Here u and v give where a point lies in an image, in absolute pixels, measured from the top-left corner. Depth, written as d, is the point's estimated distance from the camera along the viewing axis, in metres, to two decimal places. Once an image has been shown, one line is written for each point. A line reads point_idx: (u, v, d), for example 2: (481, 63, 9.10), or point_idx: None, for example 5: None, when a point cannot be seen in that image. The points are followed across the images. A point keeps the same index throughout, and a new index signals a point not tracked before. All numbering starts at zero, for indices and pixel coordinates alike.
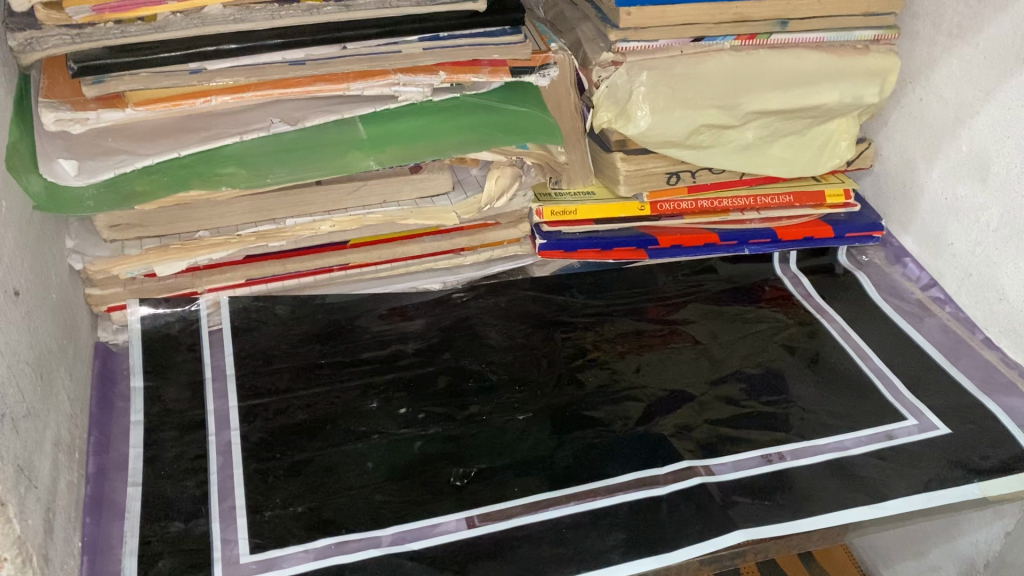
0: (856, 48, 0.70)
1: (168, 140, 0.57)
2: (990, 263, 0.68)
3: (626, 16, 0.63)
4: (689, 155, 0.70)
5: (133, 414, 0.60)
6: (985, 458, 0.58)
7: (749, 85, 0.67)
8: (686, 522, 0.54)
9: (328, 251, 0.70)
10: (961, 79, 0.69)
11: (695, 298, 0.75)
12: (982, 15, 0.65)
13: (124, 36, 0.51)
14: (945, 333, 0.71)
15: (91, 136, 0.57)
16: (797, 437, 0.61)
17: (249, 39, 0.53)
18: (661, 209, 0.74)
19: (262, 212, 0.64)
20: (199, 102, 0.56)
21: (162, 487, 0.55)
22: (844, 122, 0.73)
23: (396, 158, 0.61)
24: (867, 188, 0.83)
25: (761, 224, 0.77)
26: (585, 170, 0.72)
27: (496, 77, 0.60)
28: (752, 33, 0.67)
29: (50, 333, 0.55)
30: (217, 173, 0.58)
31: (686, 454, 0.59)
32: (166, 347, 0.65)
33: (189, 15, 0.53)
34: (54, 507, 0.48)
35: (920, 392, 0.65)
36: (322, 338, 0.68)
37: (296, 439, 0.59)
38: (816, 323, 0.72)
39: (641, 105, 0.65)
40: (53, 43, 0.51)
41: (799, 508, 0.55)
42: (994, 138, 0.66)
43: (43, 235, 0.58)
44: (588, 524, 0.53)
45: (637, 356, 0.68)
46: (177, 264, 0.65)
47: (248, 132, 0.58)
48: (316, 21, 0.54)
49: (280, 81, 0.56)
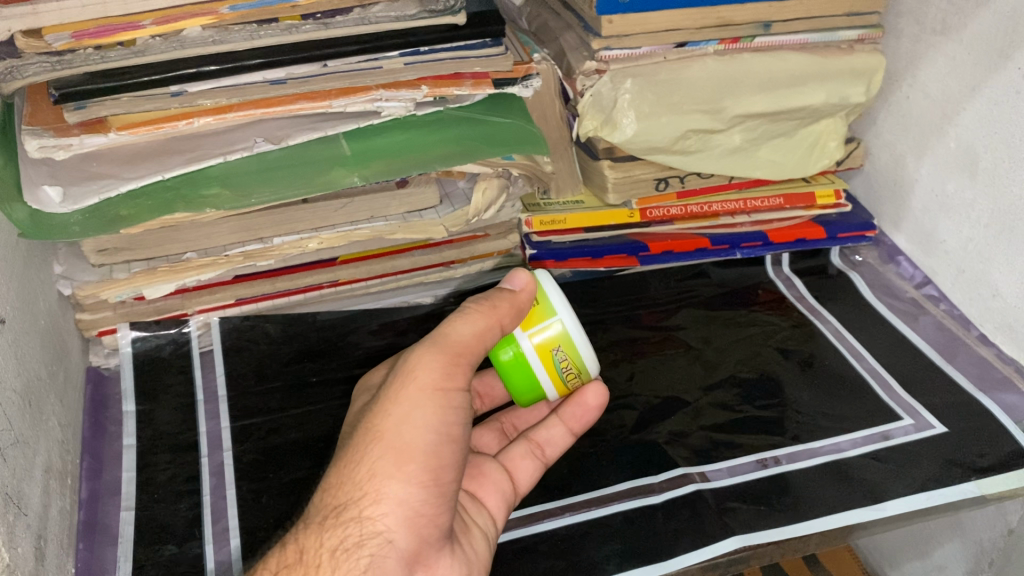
0: (840, 48, 0.70)
1: (153, 163, 0.57)
2: (982, 258, 0.67)
3: (609, 24, 0.62)
4: (678, 161, 0.70)
5: (125, 438, 0.60)
6: (982, 456, 0.58)
7: (734, 88, 0.67)
8: (681, 531, 0.53)
9: (318, 268, 0.70)
10: (947, 75, 0.68)
11: (689, 303, 0.75)
12: (963, 12, 0.65)
13: (103, 62, 0.51)
14: (940, 331, 0.70)
15: (77, 161, 0.57)
16: (793, 441, 0.60)
17: (228, 59, 0.53)
18: (651, 216, 0.74)
19: (249, 232, 0.64)
20: (181, 124, 0.55)
21: (155, 511, 0.54)
22: (831, 122, 0.73)
23: (381, 173, 0.61)
24: (858, 188, 0.83)
25: (751, 227, 0.78)
26: (573, 179, 0.73)
27: (479, 89, 0.60)
28: (736, 36, 0.66)
29: (38, 359, 0.55)
30: (203, 195, 0.59)
31: (681, 461, 0.59)
32: (158, 370, 0.66)
33: (168, 38, 0.53)
34: (46, 534, 0.48)
35: (915, 391, 0.64)
36: (314, 356, 0.68)
37: (288, 458, 0.58)
38: (811, 325, 0.72)
39: (627, 112, 0.65)
40: (34, 70, 0.51)
41: (795, 513, 0.54)
42: (981, 134, 0.65)
43: (31, 260, 0.58)
44: (584, 535, 0.53)
45: (631, 364, 0.68)
46: (165, 286, 0.65)
47: (231, 152, 0.58)
48: (296, 39, 0.54)
49: (262, 100, 0.56)
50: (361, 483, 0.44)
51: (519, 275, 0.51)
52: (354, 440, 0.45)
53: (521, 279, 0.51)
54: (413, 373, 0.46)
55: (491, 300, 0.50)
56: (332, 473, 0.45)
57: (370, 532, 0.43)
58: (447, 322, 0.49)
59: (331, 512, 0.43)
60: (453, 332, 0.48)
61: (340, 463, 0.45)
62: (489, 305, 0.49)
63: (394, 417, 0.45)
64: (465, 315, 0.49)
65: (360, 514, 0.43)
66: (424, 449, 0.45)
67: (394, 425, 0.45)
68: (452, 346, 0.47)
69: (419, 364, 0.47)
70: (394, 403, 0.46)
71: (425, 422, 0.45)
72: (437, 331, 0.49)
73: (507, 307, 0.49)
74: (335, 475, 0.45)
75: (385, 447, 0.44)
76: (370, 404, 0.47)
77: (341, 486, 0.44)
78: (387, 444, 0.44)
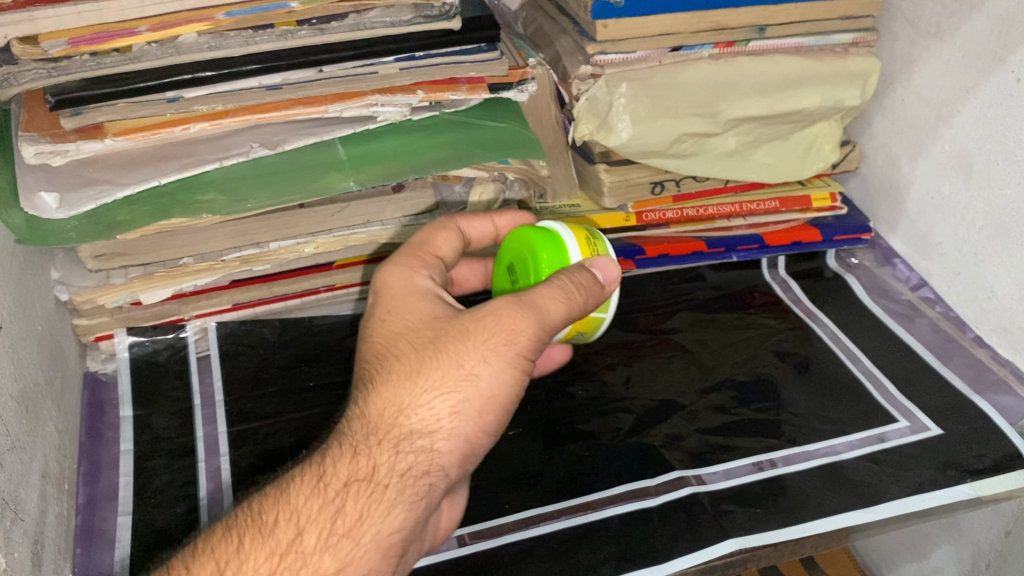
0: (835, 51, 0.70)
1: (149, 169, 0.58)
2: (977, 261, 0.68)
3: (604, 29, 0.63)
4: (674, 164, 0.70)
5: (122, 444, 0.60)
6: (977, 458, 0.58)
7: (728, 91, 0.68)
8: (678, 534, 0.53)
9: (314, 272, 0.71)
10: (941, 78, 0.68)
11: (685, 306, 0.75)
12: (957, 15, 0.66)
13: (100, 68, 0.52)
14: (936, 333, 0.70)
15: (74, 167, 0.57)
16: (789, 443, 0.60)
17: (225, 65, 0.53)
18: (647, 219, 0.74)
19: (245, 237, 0.64)
20: (177, 129, 0.56)
21: (152, 516, 0.54)
22: (827, 126, 0.73)
23: (377, 177, 0.61)
24: (853, 191, 0.83)
25: (747, 230, 0.78)
26: (569, 184, 0.72)
27: (474, 94, 0.61)
28: (731, 40, 0.67)
29: (35, 364, 0.55)
30: (199, 200, 0.58)
31: (677, 464, 0.59)
32: (155, 375, 0.66)
33: (164, 44, 0.53)
34: (43, 539, 0.48)
35: (911, 393, 0.64)
36: (310, 360, 0.68)
37: (284, 463, 0.58)
38: (807, 328, 0.72)
39: (622, 116, 0.65)
40: (30, 77, 0.51)
41: (792, 515, 0.54)
42: (976, 137, 0.66)
43: (28, 266, 0.58)
44: (581, 538, 0.53)
45: (627, 367, 0.68)
46: (162, 291, 0.65)
47: (227, 157, 0.58)
48: (291, 45, 0.54)
49: (258, 106, 0.57)
50: (439, 417, 0.42)
51: (611, 270, 0.49)
52: (438, 368, 0.43)
53: (613, 278, 0.49)
54: (515, 331, 0.44)
55: (587, 288, 0.47)
56: (405, 395, 0.42)
57: (438, 466, 0.43)
58: (549, 289, 0.45)
59: (403, 438, 0.42)
60: (557, 313, 0.45)
61: (417, 387, 0.42)
62: (590, 291, 0.47)
63: (490, 366, 0.43)
64: (572, 299, 0.46)
65: (429, 445, 0.42)
66: (503, 403, 0.44)
67: (487, 375, 0.43)
68: (552, 322, 0.45)
69: (521, 323, 0.44)
70: (491, 353, 0.43)
71: (511, 379, 0.44)
72: (535, 292, 0.45)
73: (592, 301, 0.47)
74: (409, 398, 0.42)
75: (474, 392, 0.43)
76: (449, 328, 0.44)
77: (416, 413, 0.42)
78: (476, 390, 0.43)
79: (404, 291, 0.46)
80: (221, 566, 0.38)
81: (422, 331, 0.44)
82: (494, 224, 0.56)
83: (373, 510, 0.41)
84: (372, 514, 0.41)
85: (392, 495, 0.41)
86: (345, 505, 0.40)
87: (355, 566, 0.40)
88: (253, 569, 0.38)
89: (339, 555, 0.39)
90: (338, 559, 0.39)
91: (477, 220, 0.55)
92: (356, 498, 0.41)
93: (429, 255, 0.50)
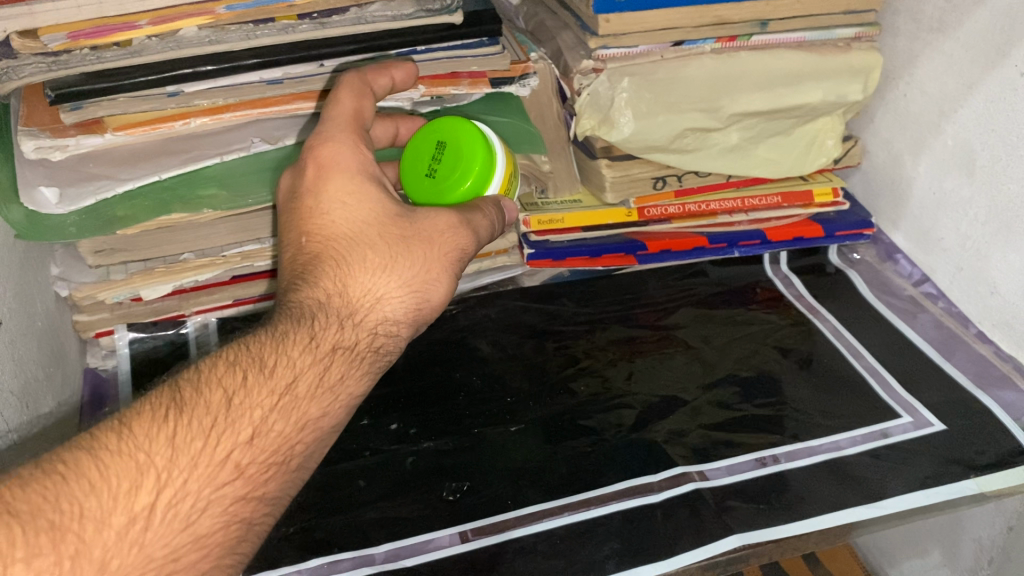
0: (837, 46, 0.70)
1: (149, 164, 0.57)
2: (980, 256, 0.67)
3: (607, 23, 0.62)
4: (675, 160, 0.70)
5: None
6: (980, 454, 0.58)
7: (731, 86, 0.67)
8: (682, 529, 0.53)
9: None
10: (944, 72, 0.68)
11: (687, 302, 0.75)
12: (960, 9, 0.65)
13: (100, 63, 0.51)
14: (939, 329, 0.70)
15: (73, 162, 0.57)
16: (792, 439, 0.60)
17: (226, 60, 0.53)
18: (648, 215, 0.74)
19: (248, 231, 0.64)
20: (178, 124, 0.55)
21: None
22: (829, 120, 0.73)
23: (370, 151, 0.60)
24: (856, 185, 0.83)
25: (750, 226, 0.78)
26: (570, 179, 0.73)
27: (476, 89, 0.60)
28: (733, 34, 0.66)
29: (35, 360, 0.54)
30: (199, 195, 0.60)
31: (680, 460, 0.59)
32: (155, 372, 0.65)
33: (165, 39, 0.52)
34: None
35: (914, 388, 0.64)
36: None
37: None
38: (809, 324, 0.72)
39: (624, 111, 0.66)
40: (30, 70, 0.50)
41: (796, 511, 0.54)
42: (978, 131, 0.65)
43: (28, 263, 0.58)
44: (583, 534, 0.53)
45: (630, 363, 0.68)
46: (163, 287, 0.64)
47: (228, 152, 0.58)
48: (292, 39, 0.54)
49: (259, 100, 0.57)
50: (406, 311, 0.46)
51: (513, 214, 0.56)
52: (413, 264, 0.46)
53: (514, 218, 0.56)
54: (467, 250, 0.50)
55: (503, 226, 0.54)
56: (380, 284, 0.45)
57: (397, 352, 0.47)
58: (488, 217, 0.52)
59: (380, 322, 0.45)
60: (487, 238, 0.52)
61: (391, 278, 0.46)
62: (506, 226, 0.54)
63: (449, 276, 0.49)
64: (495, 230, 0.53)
65: (395, 332, 0.46)
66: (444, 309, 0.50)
67: (446, 281, 0.48)
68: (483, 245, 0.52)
69: (472, 243, 0.50)
70: (451, 263, 0.49)
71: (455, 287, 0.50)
72: (479, 224, 0.50)
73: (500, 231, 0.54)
74: (384, 287, 0.45)
75: (434, 295, 0.48)
76: (417, 229, 0.47)
77: (390, 302, 0.46)
78: (438, 293, 0.48)
79: (358, 175, 0.47)
80: (228, 396, 0.37)
81: (390, 226, 0.46)
82: (392, 78, 0.52)
83: (352, 375, 0.42)
84: (350, 379, 0.42)
85: (369, 366, 0.43)
86: (332, 366, 0.41)
87: (332, 416, 0.41)
88: (258, 404, 0.37)
89: (323, 405, 0.40)
90: (322, 408, 0.40)
91: (380, 76, 0.52)
92: (342, 362, 0.42)
93: (360, 131, 0.49)
